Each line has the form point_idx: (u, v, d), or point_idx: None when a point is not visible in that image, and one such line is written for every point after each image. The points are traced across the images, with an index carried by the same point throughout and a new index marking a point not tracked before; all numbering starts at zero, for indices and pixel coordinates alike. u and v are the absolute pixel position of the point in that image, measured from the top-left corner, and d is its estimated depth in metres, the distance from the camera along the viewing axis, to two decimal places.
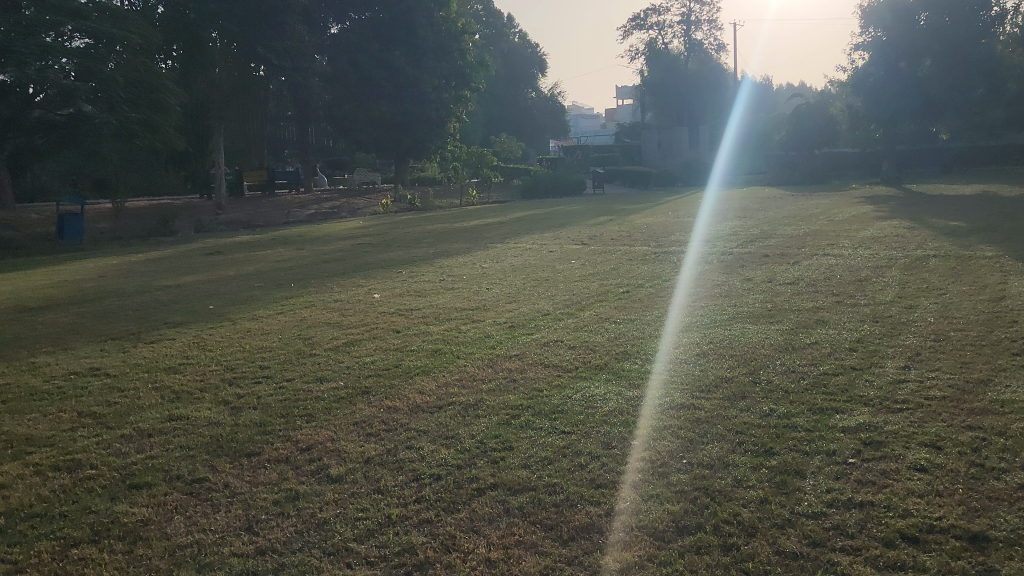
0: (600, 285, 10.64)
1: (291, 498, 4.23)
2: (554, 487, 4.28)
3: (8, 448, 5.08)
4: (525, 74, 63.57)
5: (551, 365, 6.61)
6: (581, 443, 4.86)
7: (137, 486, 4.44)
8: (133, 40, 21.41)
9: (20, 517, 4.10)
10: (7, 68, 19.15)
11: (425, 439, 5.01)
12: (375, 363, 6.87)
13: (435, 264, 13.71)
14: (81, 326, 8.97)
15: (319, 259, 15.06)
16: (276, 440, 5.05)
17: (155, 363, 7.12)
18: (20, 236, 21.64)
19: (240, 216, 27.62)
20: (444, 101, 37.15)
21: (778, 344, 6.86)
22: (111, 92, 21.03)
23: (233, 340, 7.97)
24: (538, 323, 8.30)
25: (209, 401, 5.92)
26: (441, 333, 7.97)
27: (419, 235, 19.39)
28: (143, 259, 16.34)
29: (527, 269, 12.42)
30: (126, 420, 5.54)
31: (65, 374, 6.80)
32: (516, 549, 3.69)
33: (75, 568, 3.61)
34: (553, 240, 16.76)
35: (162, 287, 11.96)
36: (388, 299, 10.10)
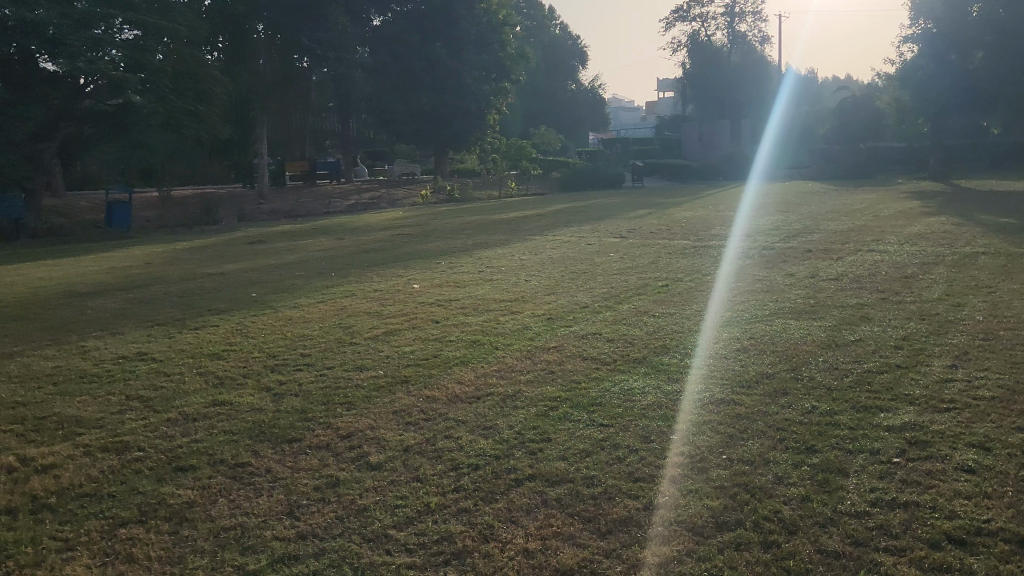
0: (640, 278, 10.59)
1: (332, 485, 4.28)
2: (591, 479, 4.27)
3: (60, 429, 5.22)
4: (565, 66, 63.44)
5: (589, 357, 6.62)
6: (619, 436, 4.84)
7: (183, 468, 4.53)
8: (180, 31, 21.92)
9: (70, 496, 4.21)
10: (59, 60, 19.59)
11: (463, 429, 5.03)
12: (414, 353, 6.91)
13: (474, 255, 13.75)
14: (129, 311, 9.17)
15: (359, 249, 15.21)
16: (317, 427, 5.12)
17: (199, 348, 7.24)
18: (69, 223, 22.17)
19: (282, 205, 27.95)
20: (484, 92, 37.09)
21: (822, 341, 6.75)
22: (159, 83, 21.66)
23: (275, 327, 8.08)
24: (576, 315, 8.27)
25: (252, 387, 6.02)
26: (480, 324, 7.98)
27: (458, 227, 19.47)
28: (187, 246, 16.65)
29: (564, 262, 12.38)
30: (172, 404, 5.65)
31: (113, 358, 6.95)
32: (554, 540, 3.70)
33: (122, 547, 3.69)
34: (590, 233, 16.68)
35: (205, 274, 12.21)
36: (427, 290, 10.14)
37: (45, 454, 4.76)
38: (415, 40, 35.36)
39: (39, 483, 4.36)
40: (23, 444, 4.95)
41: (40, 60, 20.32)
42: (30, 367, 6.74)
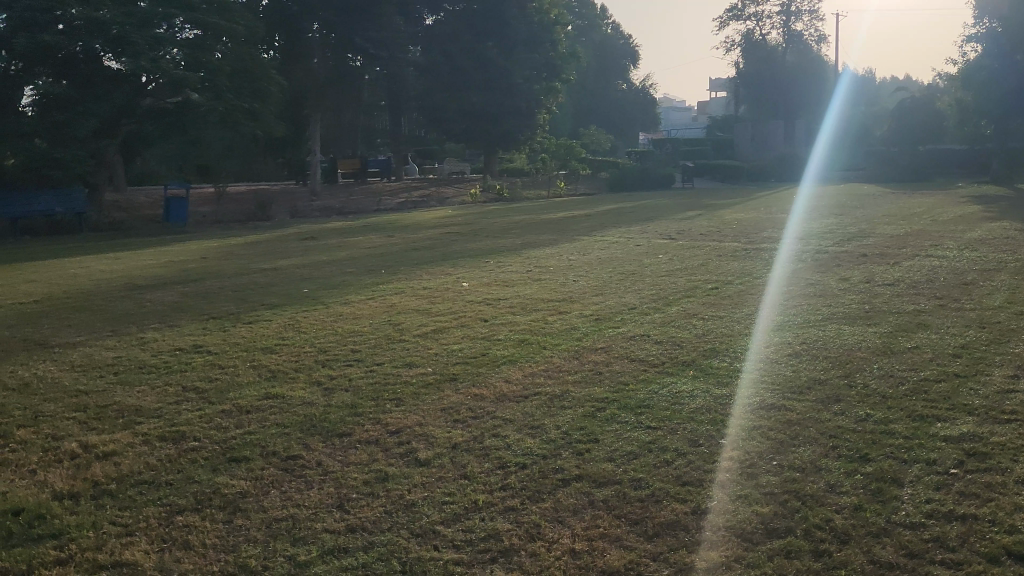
0: (690, 280, 10.49)
1: (380, 479, 4.34)
2: (638, 482, 4.26)
3: (120, 417, 5.37)
4: (616, 65, 63.14)
5: (637, 358, 6.58)
6: (667, 439, 4.81)
7: (236, 459, 4.63)
8: (237, 31, 22.39)
9: (129, 483, 4.34)
10: (123, 58, 20.26)
11: (510, 428, 5.06)
12: (461, 351, 6.96)
13: (523, 254, 13.76)
14: (185, 304, 9.40)
15: (409, 247, 15.38)
16: (366, 422, 5.19)
17: (252, 342, 7.40)
18: (129, 217, 22.79)
19: (333, 202, 28.35)
20: (535, 91, 37.10)
21: (876, 347, 6.63)
22: (216, 81, 22.16)
23: (326, 323, 8.20)
24: (624, 317, 8.24)
25: (303, 380, 6.14)
26: (528, 324, 8.00)
27: (506, 226, 19.53)
28: (240, 242, 16.97)
29: (613, 263, 12.33)
30: (226, 396, 5.77)
31: (170, 350, 7.13)
32: (600, 542, 3.69)
33: (179, 534, 3.79)
34: (639, 234, 16.60)
35: (259, 269, 12.46)
36: (477, 288, 10.20)
37: (105, 442, 4.91)
38: (467, 39, 35.50)
39: (100, 470, 4.50)
40: (86, 432, 5.11)
41: (104, 59, 20.94)
42: (92, 357, 6.96)
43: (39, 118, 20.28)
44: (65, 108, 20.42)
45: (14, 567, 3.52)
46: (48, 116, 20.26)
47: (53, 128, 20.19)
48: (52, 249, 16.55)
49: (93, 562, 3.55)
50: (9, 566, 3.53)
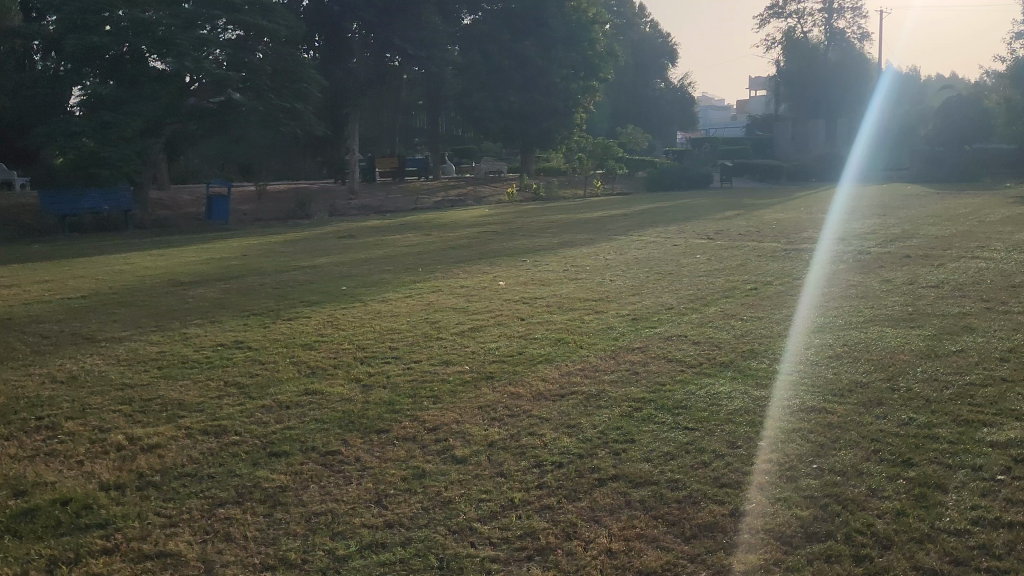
0: (728, 280, 10.40)
1: (418, 476, 4.37)
2: (676, 483, 4.23)
3: (163, 411, 5.48)
4: (655, 64, 62.78)
5: (675, 359, 6.53)
6: (705, 441, 4.77)
7: (276, 454, 4.69)
8: (279, 31, 22.66)
9: (172, 476, 4.42)
10: (167, 59, 20.72)
11: (547, 426, 5.06)
12: (498, 349, 6.98)
13: (559, 253, 13.79)
14: (227, 301, 9.56)
15: (446, 245, 15.49)
16: (404, 419, 5.22)
17: (292, 339, 7.49)
18: (172, 215, 23.21)
19: (371, 201, 28.58)
20: (573, 90, 37.06)
21: (920, 351, 6.50)
22: (258, 80, 22.49)
23: (364, 320, 8.29)
24: (662, 317, 8.19)
25: (343, 377, 6.21)
26: (566, 323, 8.00)
27: (543, 225, 19.55)
28: (281, 240, 17.20)
29: (650, 263, 12.28)
30: (266, 392, 5.86)
31: (211, 345, 7.25)
32: (637, 542, 3.68)
33: (220, 526, 3.85)
34: (677, 234, 16.49)
35: (299, 266, 12.63)
36: (514, 287, 10.24)
37: (150, 435, 5.01)
38: (504, 38, 35.58)
39: (145, 461, 4.59)
40: (131, 424, 5.23)
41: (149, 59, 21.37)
42: (137, 351, 7.10)
43: (87, 117, 20.73)
44: (111, 108, 20.87)
45: (64, 555, 3.61)
46: (96, 116, 20.71)
47: (100, 127, 20.63)
48: (98, 246, 16.90)
49: (138, 551, 3.63)
50: (59, 554, 3.62)
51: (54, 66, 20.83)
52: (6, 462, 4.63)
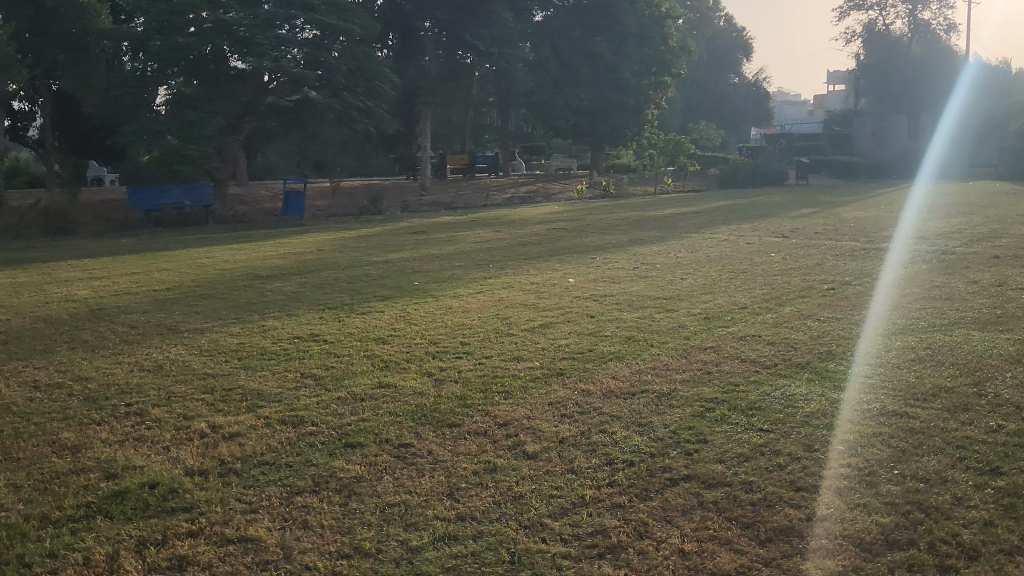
0: (804, 280, 10.15)
1: (489, 470, 4.40)
2: (750, 485, 4.16)
3: (243, 401, 5.64)
4: (729, 58, 61.63)
5: (749, 360, 6.41)
6: (780, 443, 4.68)
7: (351, 445, 4.79)
8: (355, 31, 23.07)
9: (252, 464, 4.56)
10: (248, 59, 21.31)
11: (618, 424, 5.04)
12: (569, 346, 6.98)
13: (630, 251, 13.66)
14: (302, 294, 9.78)
15: (517, 241, 15.54)
16: (476, 414, 5.27)
17: (366, 332, 7.63)
18: (250, 210, 23.87)
19: (442, 197, 28.88)
20: (645, 86, 36.72)
21: (1010, 355, 6.24)
22: (334, 79, 22.93)
23: (436, 315, 8.38)
24: (735, 317, 8.04)
25: (415, 371, 6.29)
26: (636, 321, 7.93)
27: (614, 223, 19.41)
28: (355, 235, 17.51)
29: (722, 261, 12.07)
30: (341, 384, 5.99)
31: (288, 338, 7.43)
32: (711, 544, 3.64)
33: (299, 514, 3.96)
34: (750, 232, 16.16)
35: (372, 261, 12.84)
36: (584, 284, 10.20)
37: (231, 423, 5.17)
38: (576, 34, 35.47)
39: (227, 449, 4.74)
40: (213, 413, 5.41)
41: (230, 59, 22.02)
42: (219, 342, 7.34)
43: (172, 116, 21.45)
44: (194, 107, 21.58)
45: (152, 536, 3.76)
46: (180, 115, 21.40)
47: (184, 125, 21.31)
48: (182, 240, 17.47)
49: (221, 535, 3.75)
50: (148, 535, 3.77)
51: (141, 67, 21.61)
52: (98, 445, 4.84)
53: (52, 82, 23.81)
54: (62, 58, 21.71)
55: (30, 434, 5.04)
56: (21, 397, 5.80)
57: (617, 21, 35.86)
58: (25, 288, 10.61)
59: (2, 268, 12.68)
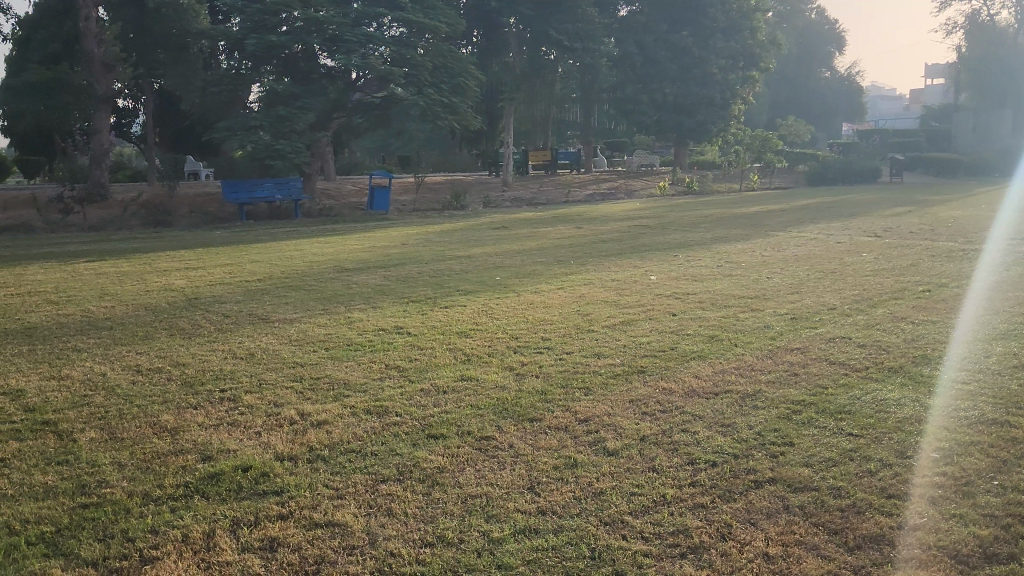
0: (898, 282, 9.77)
1: (570, 465, 4.40)
2: (838, 490, 4.05)
3: (331, 390, 5.80)
4: (820, 51, 59.78)
5: (838, 362, 6.23)
6: (871, 448, 4.54)
7: (434, 436, 4.87)
8: (441, 28, 23.41)
9: (339, 451, 4.68)
10: (337, 56, 21.83)
11: (700, 424, 4.97)
12: (650, 344, 6.92)
13: (713, 249, 13.39)
14: (386, 287, 9.98)
15: (598, 238, 15.44)
16: (556, 409, 5.28)
17: (449, 326, 7.73)
18: (337, 204, 24.44)
19: (523, 193, 28.99)
20: (731, 81, 36.01)
21: None
22: (419, 76, 23.28)
23: (517, 310, 8.42)
24: (823, 317, 7.82)
25: (496, 365, 6.34)
26: (719, 320, 7.78)
27: (697, 220, 19.09)
28: (437, 230, 17.72)
29: (810, 260, 11.72)
30: (424, 375, 6.09)
31: (373, 330, 7.60)
32: (797, 548, 3.56)
33: (383, 501, 4.05)
34: (841, 231, 15.62)
35: (453, 256, 12.94)
36: (665, 282, 10.05)
37: (319, 411, 5.32)
38: (661, 29, 35.11)
39: (316, 436, 4.88)
40: (302, 400, 5.57)
41: (320, 57, 22.63)
42: (307, 332, 7.55)
43: (264, 112, 22.17)
44: (286, 104, 22.24)
45: (246, 518, 3.91)
46: (272, 111, 22.08)
47: (275, 121, 21.98)
48: (271, 233, 17.99)
49: (309, 519, 3.87)
50: (241, 516, 3.92)
51: (236, 65, 22.36)
52: (194, 428, 5.06)
53: (153, 81, 24.86)
54: (163, 57, 22.66)
55: (133, 416, 5.30)
56: (125, 380, 6.11)
57: (703, 14, 35.30)
58: (126, 277, 11.12)
59: (104, 258, 13.31)
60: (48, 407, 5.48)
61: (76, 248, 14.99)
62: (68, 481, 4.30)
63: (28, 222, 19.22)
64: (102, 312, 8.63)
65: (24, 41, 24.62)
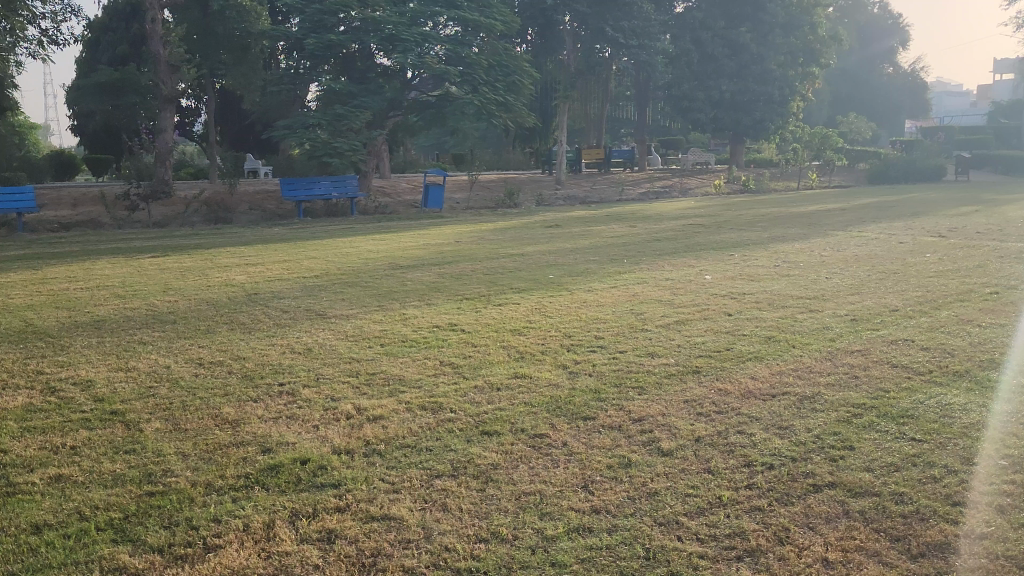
0: (964, 283, 9.50)
1: (624, 465, 4.39)
2: (901, 496, 3.95)
3: (387, 385, 5.88)
4: (883, 46, 58.32)
5: (900, 365, 6.08)
6: (935, 454, 4.41)
7: (488, 433, 4.89)
8: (496, 27, 23.50)
9: (395, 445, 4.74)
10: (394, 55, 22.06)
11: (758, 426, 4.89)
12: (705, 344, 6.84)
13: (771, 248, 13.21)
14: (441, 284, 10.04)
15: (652, 236, 15.37)
16: (610, 408, 5.26)
17: (502, 324, 7.76)
18: (391, 201, 24.70)
19: (577, 191, 28.92)
20: (790, 77, 35.34)
21: None
22: (474, 74, 23.42)
23: (571, 308, 8.42)
24: (885, 319, 7.65)
25: (550, 363, 6.35)
26: (776, 321, 7.66)
27: (755, 218, 18.81)
28: (491, 228, 17.74)
29: (871, 260, 11.47)
30: (478, 372, 6.13)
31: (428, 326, 7.66)
32: (857, 554, 3.49)
33: (438, 496, 4.09)
34: (903, 231, 15.23)
35: (506, 254, 12.99)
36: (721, 281, 9.95)
37: (375, 406, 5.39)
38: (719, 25, 34.66)
39: (372, 431, 4.95)
40: (359, 395, 5.65)
41: (377, 56, 22.90)
42: (364, 328, 7.66)
43: (322, 110, 22.54)
44: (343, 103, 22.55)
45: (304, 509, 3.98)
46: (330, 109, 22.43)
47: (333, 119, 22.30)
48: (329, 230, 18.23)
49: (366, 512, 3.93)
50: (300, 508, 3.99)
51: (295, 65, 22.77)
52: (254, 421, 5.17)
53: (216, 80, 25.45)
54: (226, 57, 23.20)
55: (197, 408, 5.44)
56: (188, 372, 6.28)
57: (762, 10, 34.67)
58: (190, 272, 11.42)
59: (168, 254, 13.67)
60: (116, 398, 5.65)
61: (141, 244, 15.42)
62: (135, 469, 4.43)
63: (96, 219, 19.83)
64: (166, 306, 8.88)
65: (93, 43, 25.46)
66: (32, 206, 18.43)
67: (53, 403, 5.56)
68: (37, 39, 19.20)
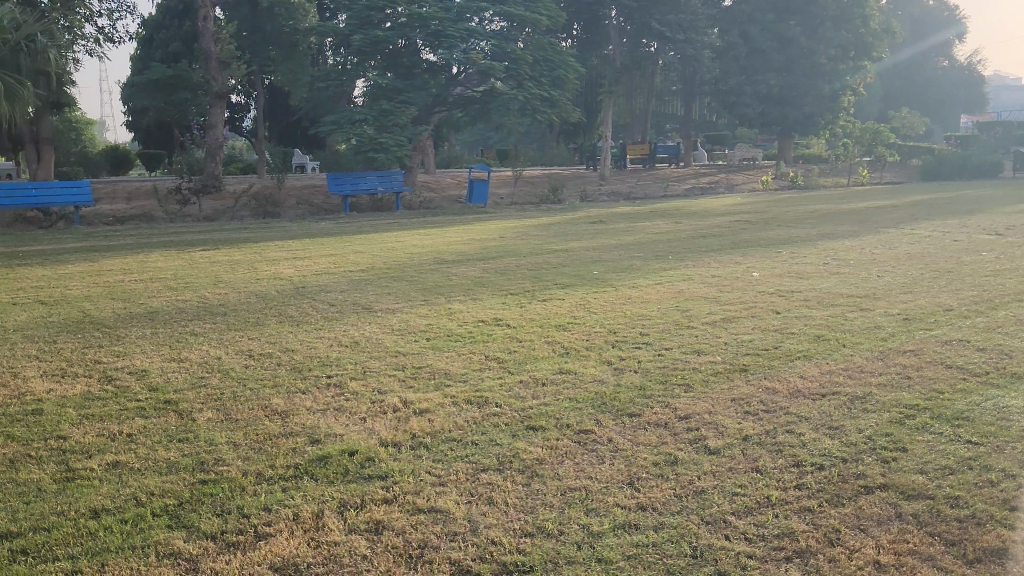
0: (1022, 282, 9.22)
1: (670, 463, 4.36)
2: (956, 500, 3.86)
3: (432, 379, 5.92)
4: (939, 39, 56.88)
5: (955, 366, 5.93)
6: (992, 458, 4.30)
7: (533, 428, 4.90)
8: (542, 21, 23.47)
9: (440, 439, 4.77)
10: (440, 51, 22.17)
11: (807, 426, 4.82)
12: (753, 342, 6.74)
13: (819, 246, 12.97)
14: (486, 279, 10.06)
15: (697, 233, 15.20)
16: (656, 405, 5.22)
17: (546, 319, 7.75)
18: (436, 197, 24.82)
19: (621, 187, 28.76)
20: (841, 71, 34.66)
21: None
22: (520, 69, 23.42)
23: (615, 305, 8.37)
24: (939, 318, 7.46)
25: (595, 359, 6.32)
26: (826, 319, 7.52)
27: (802, 215, 18.49)
28: (535, 224, 17.71)
29: (925, 259, 11.21)
30: (523, 367, 6.13)
31: (473, 321, 7.69)
32: (910, 558, 3.42)
33: (484, 489, 4.11)
34: (958, 229, 14.84)
35: (549, 249, 12.96)
36: (769, 279, 9.80)
37: (421, 400, 5.43)
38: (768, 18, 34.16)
39: (418, 424, 4.99)
40: (405, 389, 5.70)
41: (423, 51, 23.03)
42: (410, 322, 7.72)
43: (368, 106, 22.74)
44: (389, 98, 22.72)
45: (353, 500, 4.03)
46: (376, 105, 22.62)
47: (379, 114, 22.48)
48: (375, 224, 18.38)
49: (413, 504, 3.96)
50: (348, 498, 4.05)
51: (343, 61, 23.01)
52: (303, 412, 5.24)
53: (265, 76, 25.83)
54: (275, 53, 23.54)
55: (247, 398, 5.54)
56: (239, 363, 6.40)
57: (812, 2, 34.08)
58: (239, 265, 11.62)
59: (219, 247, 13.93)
60: (169, 387, 5.78)
61: (192, 237, 15.69)
62: (189, 458, 4.53)
63: (149, 212, 20.27)
64: (217, 298, 9.06)
65: (147, 41, 26.05)
66: (89, 200, 18.84)
67: (110, 391, 5.72)
68: (93, 37, 19.71)
